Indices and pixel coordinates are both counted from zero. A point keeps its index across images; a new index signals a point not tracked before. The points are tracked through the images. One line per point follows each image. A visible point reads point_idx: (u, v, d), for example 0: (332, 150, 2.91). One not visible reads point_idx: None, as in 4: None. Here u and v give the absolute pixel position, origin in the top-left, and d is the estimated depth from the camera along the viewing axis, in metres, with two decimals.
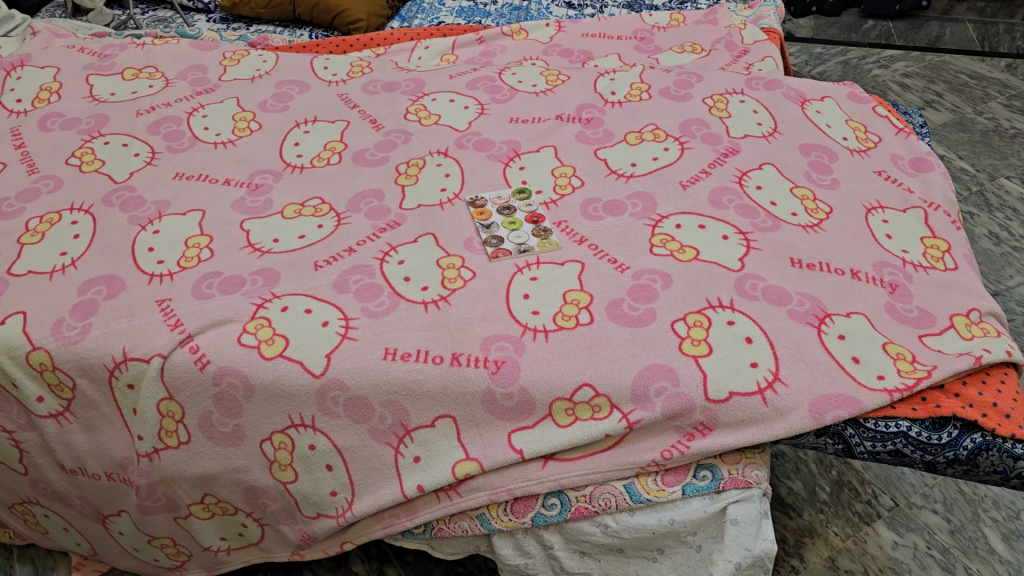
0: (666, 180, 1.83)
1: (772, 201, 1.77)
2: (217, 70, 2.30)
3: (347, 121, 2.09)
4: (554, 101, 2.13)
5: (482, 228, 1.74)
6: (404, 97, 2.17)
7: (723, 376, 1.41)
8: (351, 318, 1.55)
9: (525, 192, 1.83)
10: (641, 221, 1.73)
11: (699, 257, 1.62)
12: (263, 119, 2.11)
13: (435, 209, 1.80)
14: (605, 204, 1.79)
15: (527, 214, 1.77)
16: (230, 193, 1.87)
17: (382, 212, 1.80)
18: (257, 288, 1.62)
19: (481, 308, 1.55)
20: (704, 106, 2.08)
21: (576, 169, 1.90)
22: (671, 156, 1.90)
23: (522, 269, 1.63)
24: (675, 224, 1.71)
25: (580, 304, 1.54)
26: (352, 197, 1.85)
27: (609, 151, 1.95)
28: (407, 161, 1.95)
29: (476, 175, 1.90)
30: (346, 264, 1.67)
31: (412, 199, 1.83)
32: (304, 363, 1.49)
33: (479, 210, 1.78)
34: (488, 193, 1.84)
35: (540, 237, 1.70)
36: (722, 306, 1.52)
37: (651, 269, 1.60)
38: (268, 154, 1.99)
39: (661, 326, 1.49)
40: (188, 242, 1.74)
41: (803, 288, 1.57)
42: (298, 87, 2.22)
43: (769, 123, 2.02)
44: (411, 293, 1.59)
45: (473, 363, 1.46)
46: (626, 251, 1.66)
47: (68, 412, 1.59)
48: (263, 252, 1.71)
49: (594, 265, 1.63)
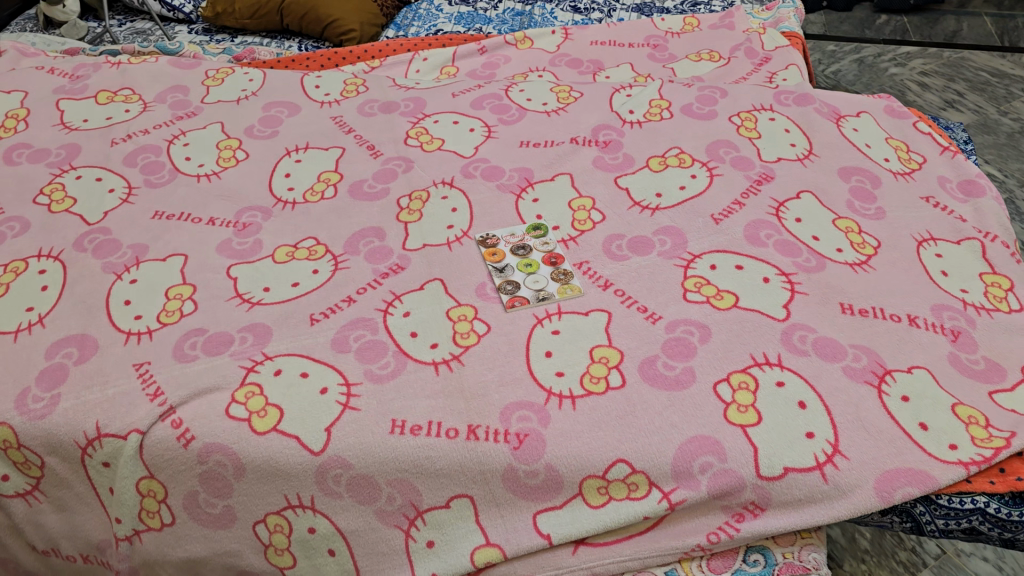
0: (697, 213, 1.67)
1: (814, 236, 1.61)
2: (199, 91, 2.12)
3: (342, 148, 1.92)
4: (567, 121, 1.96)
5: (495, 271, 1.57)
6: (403, 119, 2.00)
7: (776, 450, 1.25)
8: (353, 383, 1.37)
9: (540, 227, 1.66)
10: (672, 262, 1.57)
11: (739, 305, 1.46)
12: (250, 146, 1.93)
13: (443, 249, 1.63)
14: (630, 241, 1.62)
15: (544, 254, 1.60)
16: (216, 234, 1.70)
17: (384, 253, 1.63)
18: (246, 347, 1.45)
19: (499, 369, 1.38)
20: (731, 126, 1.91)
21: (596, 201, 1.73)
22: (699, 185, 1.73)
23: (541, 321, 1.47)
24: (709, 265, 1.55)
25: (610, 363, 1.37)
26: (350, 236, 1.68)
27: (630, 178, 1.78)
28: (409, 193, 1.78)
29: (485, 209, 1.73)
30: (345, 317, 1.50)
31: (416, 239, 1.66)
32: (301, 438, 1.32)
33: (489, 251, 1.61)
34: (499, 230, 1.67)
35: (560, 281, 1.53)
36: (769, 363, 1.36)
37: (687, 319, 1.44)
38: (256, 188, 1.81)
39: (701, 388, 1.33)
40: (168, 293, 1.56)
41: (857, 340, 1.41)
42: (288, 109, 2.05)
43: (803, 144, 1.85)
44: (419, 353, 1.42)
45: (492, 436, 1.29)
46: (657, 298, 1.49)
47: (38, 490, 1.42)
48: (252, 304, 1.54)
49: (623, 315, 1.46)
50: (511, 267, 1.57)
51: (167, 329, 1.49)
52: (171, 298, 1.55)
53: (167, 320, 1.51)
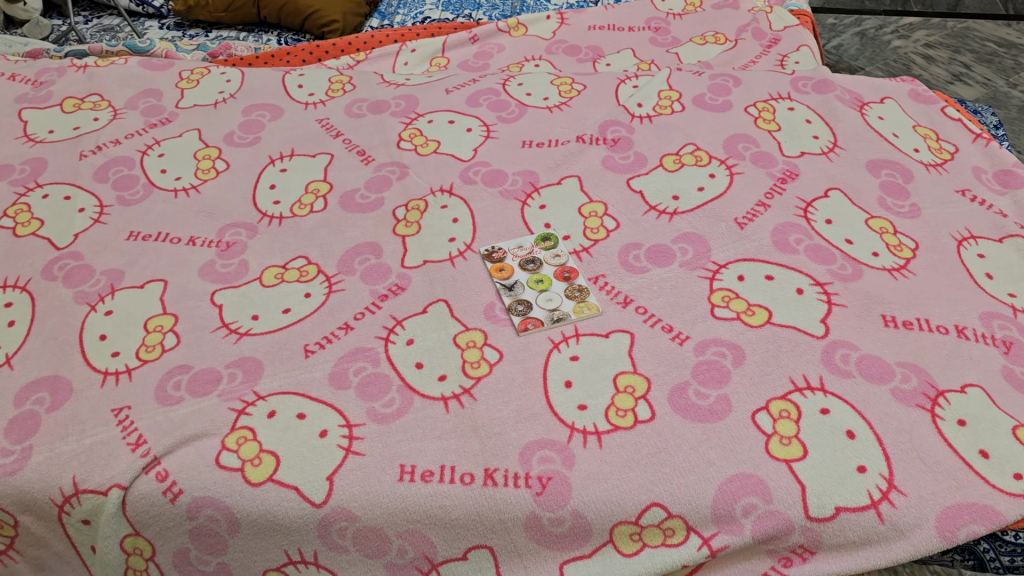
0: (718, 217, 1.54)
1: (846, 239, 1.50)
2: (173, 95, 1.97)
3: (330, 154, 1.78)
4: (571, 117, 1.82)
5: (504, 288, 1.44)
6: (395, 120, 1.86)
7: (827, 487, 1.14)
8: (355, 425, 1.25)
9: (551, 238, 1.54)
10: (695, 273, 1.45)
11: (772, 321, 1.34)
12: (231, 155, 1.79)
13: (446, 266, 1.51)
14: (648, 251, 1.50)
15: (556, 268, 1.48)
16: (197, 256, 1.56)
17: (382, 272, 1.50)
18: (235, 386, 1.32)
19: (515, 403, 1.26)
20: (748, 118, 1.78)
21: (608, 206, 1.60)
22: (719, 185, 1.61)
23: (558, 345, 1.34)
24: (737, 276, 1.43)
25: (637, 393, 1.25)
26: (344, 254, 1.55)
27: (644, 179, 1.65)
28: (405, 203, 1.65)
29: (489, 218, 1.60)
30: (344, 347, 1.37)
31: (416, 255, 1.53)
32: (300, 489, 1.19)
33: (497, 267, 1.49)
34: (506, 242, 1.54)
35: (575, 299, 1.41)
36: (810, 388, 1.24)
37: (717, 339, 1.32)
38: (239, 202, 1.67)
39: (738, 419, 1.21)
40: (147, 324, 1.43)
41: (903, 356, 1.29)
42: (270, 112, 1.90)
43: (826, 136, 1.73)
44: (426, 387, 1.29)
45: (512, 481, 1.17)
46: (682, 315, 1.37)
47: (12, 549, 1.28)
48: (241, 334, 1.41)
49: (647, 336, 1.34)
50: (522, 284, 1.45)
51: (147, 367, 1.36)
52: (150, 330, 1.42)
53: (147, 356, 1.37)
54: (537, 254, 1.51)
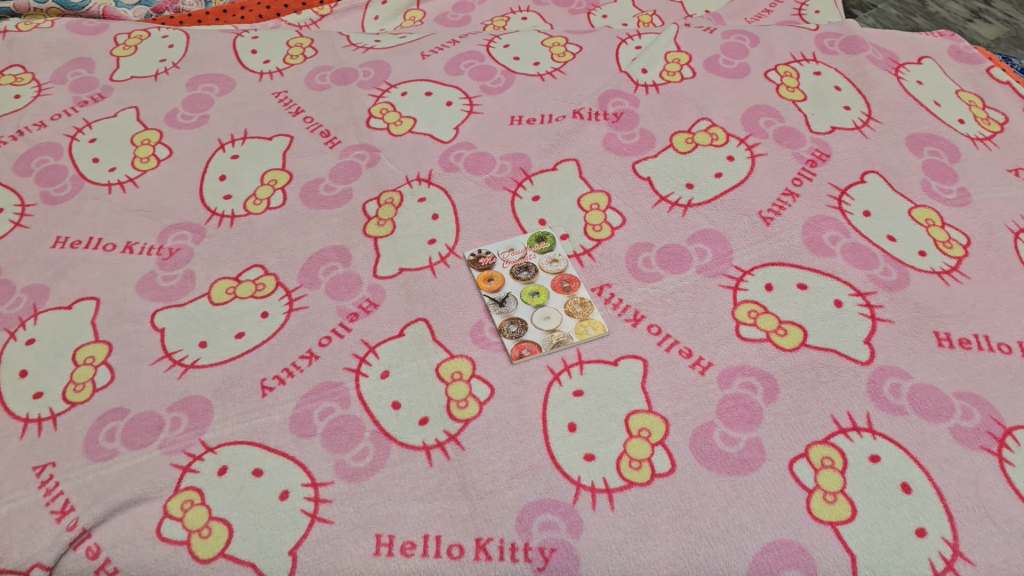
0: (739, 211, 1.33)
1: (888, 235, 1.29)
2: (106, 65, 1.71)
3: (289, 137, 1.54)
4: (566, 87, 1.59)
5: (493, 304, 1.24)
6: (363, 92, 1.62)
7: (881, 556, 0.95)
8: (321, 483, 1.06)
9: (547, 238, 1.33)
10: (716, 281, 1.24)
11: (808, 343, 1.15)
12: (174, 139, 1.55)
13: (425, 276, 1.30)
14: (660, 253, 1.29)
15: (554, 277, 1.27)
16: (135, 267, 1.34)
17: (351, 284, 1.29)
18: (180, 435, 1.12)
19: (510, 453, 1.07)
20: (769, 85, 1.55)
21: (612, 197, 1.39)
22: (739, 170, 1.39)
23: (558, 376, 1.15)
24: (764, 284, 1.23)
25: (653, 438, 1.07)
26: (306, 261, 1.33)
27: (652, 163, 1.43)
28: (377, 196, 1.43)
29: (474, 214, 1.38)
30: (307, 382, 1.16)
31: (391, 262, 1.32)
32: (256, 565, 0.99)
33: (485, 276, 1.28)
34: (494, 244, 1.33)
35: (576, 316, 1.21)
36: (857, 429, 1.06)
37: (744, 367, 1.13)
38: (184, 198, 1.44)
39: (774, 469, 1.03)
40: (76, 355, 1.22)
41: (962, 384, 1.10)
42: (219, 85, 1.65)
43: (859, 106, 1.51)
44: (405, 433, 1.10)
45: (508, 553, 0.98)
46: (702, 336, 1.18)
47: None
48: (186, 366, 1.20)
49: (662, 363, 1.15)
50: (514, 298, 1.25)
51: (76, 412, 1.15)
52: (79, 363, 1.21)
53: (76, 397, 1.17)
54: (531, 258, 1.30)
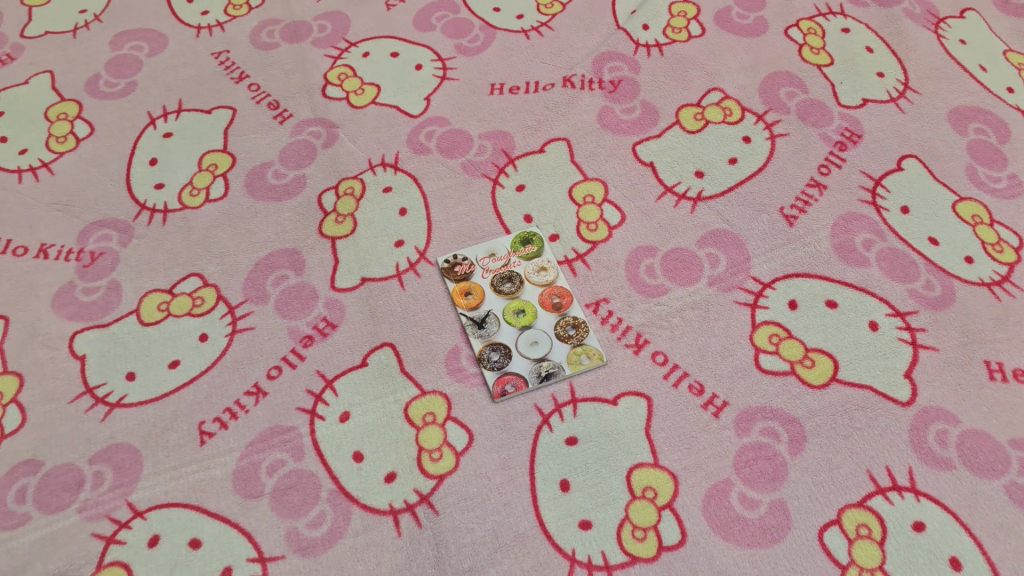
0: (757, 207, 1.14)
1: (930, 237, 1.11)
2: (17, 18, 1.46)
3: (232, 110, 1.32)
4: (555, 47, 1.37)
5: (472, 326, 1.06)
6: (318, 52, 1.39)
7: None
8: (270, 558, 0.90)
9: (534, 240, 1.14)
10: (731, 296, 1.07)
11: (839, 377, 0.99)
12: (97, 113, 1.32)
13: (392, 288, 1.11)
14: (665, 260, 1.11)
15: (542, 289, 1.09)
16: (51, 276, 1.14)
17: (305, 300, 1.10)
18: (102, 495, 0.95)
19: (492, 518, 0.91)
20: (790, 46, 1.34)
21: (609, 187, 1.20)
22: (756, 156, 1.20)
23: (548, 418, 0.98)
24: (787, 301, 1.06)
25: (660, 500, 0.91)
26: (253, 269, 1.14)
27: (656, 145, 1.23)
28: (335, 184, 1.22)
29: (449, 209, 1.19)
30: (253, 426, 0.99)
31: (351, 270, 1.13)
32: None
33: (462, 289, 1.10)
34: (472, 248, 1.14)
35: (569, 341, 1.04)
36: (897, 488, 0.90)
37: (765, 408, 0.97)
38: (108, 188, 1.23)
39: (801, 540, 0.88)
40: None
41: (1019, 429, 0.94)
42: (150, 44, 1.42)
43: (894, 73, 1.30)
44: (368, 493, 0.93)
45: None
46: (716, 367, 1.01)
47: None
48: (111, 405, 1.02)
49: (669, 402, 0.98)
50: (496, 318, 1.07)
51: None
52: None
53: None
54: (516, 266, 1.12)
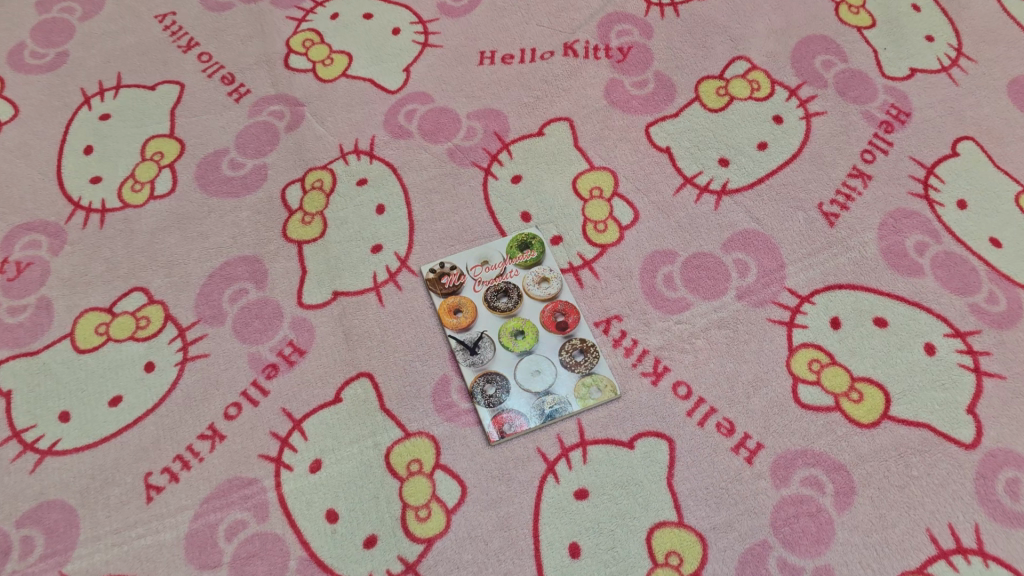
0: (791, 203, 0.99)
1: (992, 237, 0.96)
2: None
3: (179, 86, 1.14)
4: (553, 6, 1.18)
5: (463, 351, 0.91)
6: (279, 14, 1.20)
7: None
8: None
9: (533, 244, 0.98)
10: (763, 313, 0.92)
11: (891, 414, 0.85)
12: (22, 91, 1.14)
13: (368, 304, 0.95)
14: (686, 268, 0.96)
15: (544, 305, 0.94)
16: None
17: (268, 320, 0.95)
18: (33, 566, 0.81)
19: None
20: (825, 4, 1.16)
21: (619, 177, 1.03)
22: (789, 140, 1.04)
23: (554, 466, 0.84)
24: (830, 318, 0.91)
25: (686, 568, 0.78)
26: (206, 282, 0.98)
27: (672, 126, 1.06)
28: (300, 177, 1.05)
29: (433, 206, 1.02)
30: (208, 478, 0.85)
31: (321, 282, 0.97)
32: None
33: (450, 305, 0.94)
34: (462, 254, 0.98)
35: (576, 370, 0.89)
36: (963, 551, 0.78)
37: (806, 452, 0.83)
38: (36, 183, 1.06)
39: None
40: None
41: None
42: (84, 6, 1.22)
43: (945, 36, 1.13)
44: (345, 562, 0.80)
45: None
46: (747, 401, 0.87)
47: None
48: (42, 453, 0.88)
49: (694, 445, 0.84)
50: (491, 342, 0.91)
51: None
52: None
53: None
54: (513, 277, 0.96)
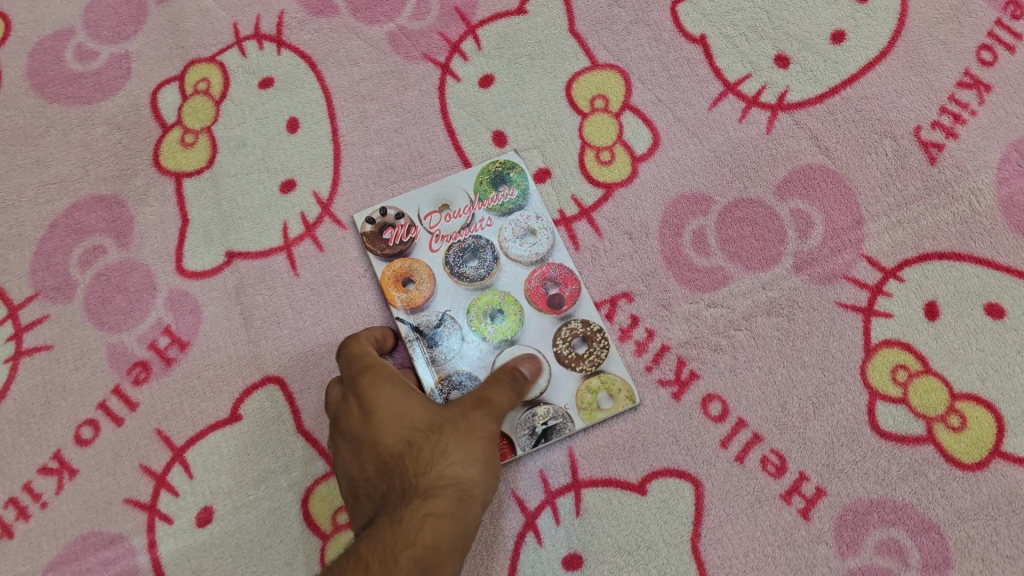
0: (874, 129, 0.70)
1: None
2: None
3: None
4: None
5: (418, 343, 0.65)
6: None
7: None
8: None
9: (512, 179, 0.69)
10: (831, 293, 0.66)
11: (1003, 449, 0.60)
12: None
13: (276, 272, 0.67)
14: (724, 222, 0.68)
15: (532, 272, 0.67)
16: None
17: (134, 295, 0.67)
18: None
19: None
20: None
21: (633, 80, 0.73)
22: (875, 30, 0.73)
23: (535, 519, 0.61)
24: (924, 303, 0.65)
25: None
26: (46, 237, 0.69)
27: (710, 4, 0.74)
28: (179, 74, 0.73)
29: (368, 121, 0.72)
30: (52, 533, 0.61)
31: (209, 238, 0.69)
32: None
33: (398, 274, 0.66)
34: (412, 195, 0.69)
35: (578, 369, 0.64)
36: None
37: (884, 504, 0.60)
38: None
39: None
40: (456, 425, 0.51)
41: None
42: None
43: None
44: None
45: None
46: (805, 425, 0.62)
47: None
48: None
49: (729, 493, 0.61)
50: (457, 327, 0.65)
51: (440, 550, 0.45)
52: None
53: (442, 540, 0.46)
54: (485, 229, 0.68)
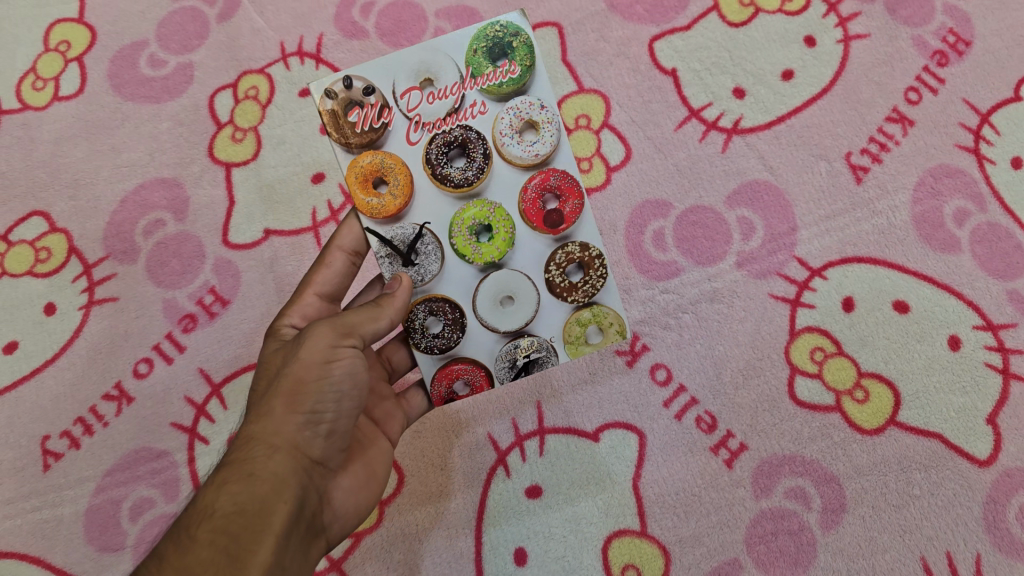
0: (812, 151, 0.83)
1: None
2: None
3: None
4: None
5: (391, 260, 0.63)
6: None
7: None
8: None
9: (515, 51, 0.62)
10: (767, 286, 0.78)
11: (898, 419, 0.73)
12: None
13: (304, 248, 0.81)
14: (680, 224, 0.81)
15: (533, 177, 0.63)
16: None
17: (187, 260, 0.81)
18: None
19: None
20: None
21: (612, 103, 0.86)
22: (822, 69, 0.85)
23: (505, 457, 0.74)
24: (842, 296, 0.78)
25: None
26: (117, 210, 0.84)
27: (681, 42, 0.87)
28: (233, 81, 0.87)
29: None
30: (111, 447, 0.75)
31: (250, 217, 0.82)
32: None
33: (368, 172, 0.62)
34: (385, 67, 0.62)
35: (570, 300, 0.64)
36: None
37: (795, 458, 0.72)
38: None
39: None
40: (276, 372, 0.58)
41: None
42: None
43: None
44: None
45: None
46: (735, 394, 0.75)
47: None
48: None
49: (667, 443, 0.73)
50: (436, 244, 0.63)
51: (245, 511, 0.51)
52: (344, 489, 0.61)
53: (254, 499, 0.52)
54: (476, 117, 0.63)
